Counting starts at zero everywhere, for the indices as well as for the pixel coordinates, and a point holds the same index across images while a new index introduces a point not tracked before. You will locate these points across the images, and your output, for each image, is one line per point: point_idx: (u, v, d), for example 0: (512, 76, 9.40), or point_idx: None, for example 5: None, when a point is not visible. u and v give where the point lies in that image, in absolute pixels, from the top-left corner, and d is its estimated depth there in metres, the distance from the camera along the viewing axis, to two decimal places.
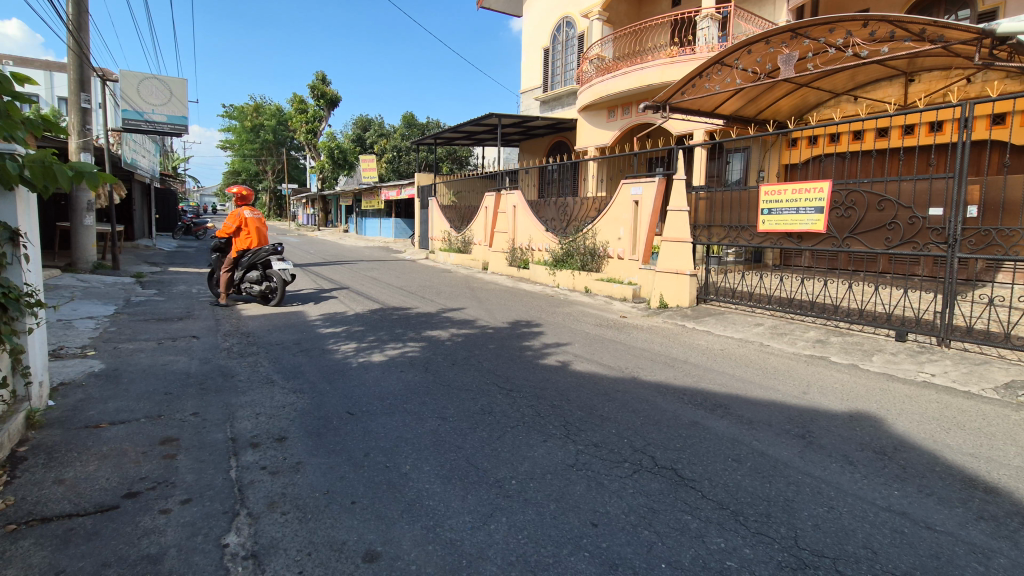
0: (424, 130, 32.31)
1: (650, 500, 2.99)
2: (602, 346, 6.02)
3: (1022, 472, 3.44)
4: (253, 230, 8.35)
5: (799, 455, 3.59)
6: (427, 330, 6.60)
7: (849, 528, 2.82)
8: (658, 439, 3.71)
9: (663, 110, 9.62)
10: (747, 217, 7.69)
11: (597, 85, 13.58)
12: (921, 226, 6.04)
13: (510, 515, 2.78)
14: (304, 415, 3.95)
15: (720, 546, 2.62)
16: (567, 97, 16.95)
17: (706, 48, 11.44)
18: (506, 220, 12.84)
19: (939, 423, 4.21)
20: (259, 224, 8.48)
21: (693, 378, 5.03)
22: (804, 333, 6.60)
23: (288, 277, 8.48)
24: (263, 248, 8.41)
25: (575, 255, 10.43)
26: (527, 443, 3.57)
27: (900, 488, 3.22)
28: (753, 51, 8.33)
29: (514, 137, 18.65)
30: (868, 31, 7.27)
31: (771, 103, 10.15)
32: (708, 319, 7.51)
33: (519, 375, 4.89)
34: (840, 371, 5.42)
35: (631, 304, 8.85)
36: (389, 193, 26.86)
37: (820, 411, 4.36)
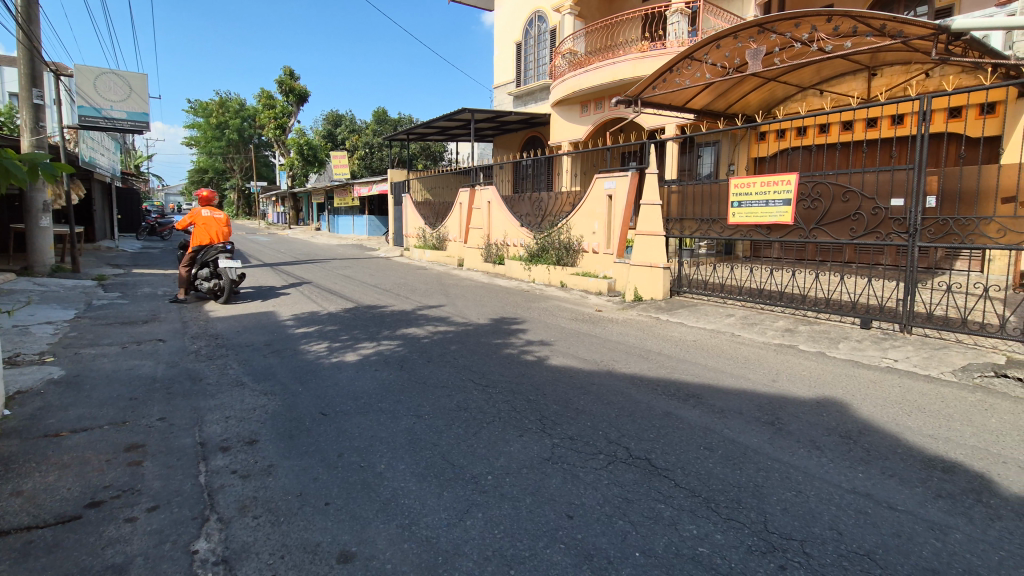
0: (396, 125, 31.90)
1: (624, 490, 3.03)
2: (578, 340, 6.06)
3: (977, 451, 3.60)
4: (206, 227, 8.40)
5: (768, 441, 3.69)
6: (402, 327, 6.55)
7: (816, 511, 2.91)
8: (632, 430, 3.76)
9: (635, 105, 9.69)
10: (718, 210, 7.83)
11: (570, 80, 13.61)
12: (883, 217, 6.23)
13: (486, 511, 2.79)
14: (276, 417, 3.89)
15: (693, 533, 2.68)
16: (540, 91, 16.97)
17: (676, 43, 11.59)
18: (481, 215, 12.82)
19: (901, 406, 4.37)
20: (211, 222, 8.44)
21: (667, 369, 5.11)
22: (773, 322, 6.77)
23: (234, 276, 8.26)
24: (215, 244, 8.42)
25: (550, 249, 10.49)
26: (503, 438, 3.58)
27: (864, 470, 3.34)
28: (721, 46, 8.42)
29: (488, 133, 18.59)
30: (832, 25, 7.42)
31: (740, 97, 10.31)
32: (681, 311, 7.63)
33: (495, 370, 4.90)
34: (808, 359, 5.57)
35: (606, 298, 8.92)
36: (362, 190, 26.52)
37: (788, 398, 4.48)
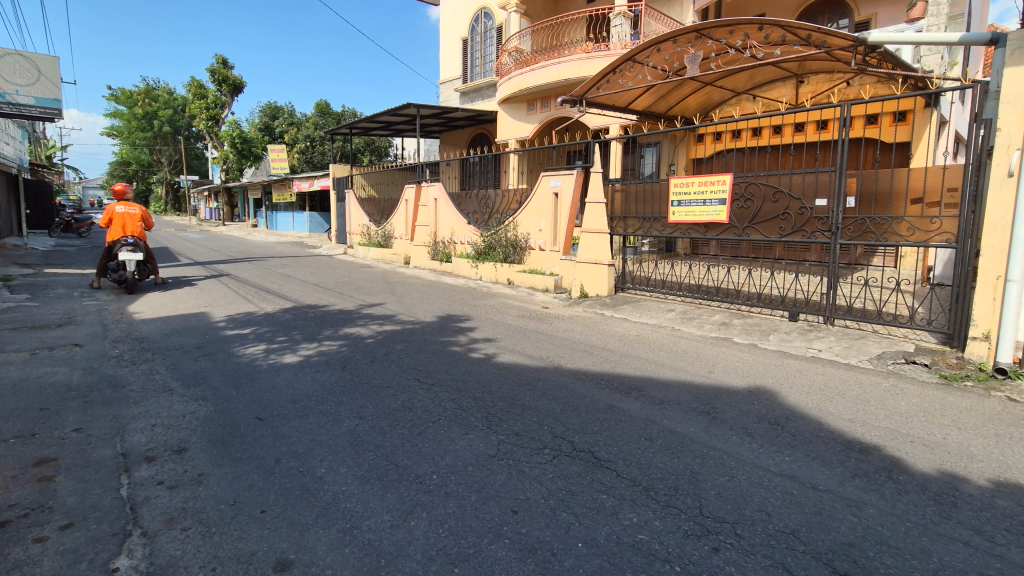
0: (340, 119, 30.89)
1: (568, 483, 3.08)
2: (524, 337, 6.11)
3: (889, 432, 3.92)
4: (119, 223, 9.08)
5: (704, 430, 3.86)
6: (345, 327, 6.40)
7: (746, 494, 3.07)
8: (577, 423, 3.84)
9: (579, 105, 9.85)
10: (659, 209, 8.07)
11: (516, 78, 13.66)
12: (808, 216, 6.65)
13: (430, 510, 2.76)
14: (207, 423, 3.70)
15: (633, 521, 2.77)
16: (487, 89, 16.95)
17: (619, 45, 11.89)
18: (427, 213, 12.67)
19: (824, 393, 4.67)
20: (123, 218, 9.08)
21: (610, 364, 5.24)
22: (710, 316, 7.08)
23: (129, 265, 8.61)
24: (124, 239, 8.94)
25: (497, 247, 10.51)
26: (449, 436, 3.56)
27: (790, 454, 3.55)
28: (661, 49, 8.67)
29: (434, 129, 18.38)
30: (763, 33, 7.81)
31: (679, 100, 10.68)
32: (625, 307, 7.84)
33: (441, 369, 4.87)
34: (741, 350, 5.86)
35: (553, 295, 9.02)
36: (303, 186, 25.66)
37: (722, 388, 4.70)
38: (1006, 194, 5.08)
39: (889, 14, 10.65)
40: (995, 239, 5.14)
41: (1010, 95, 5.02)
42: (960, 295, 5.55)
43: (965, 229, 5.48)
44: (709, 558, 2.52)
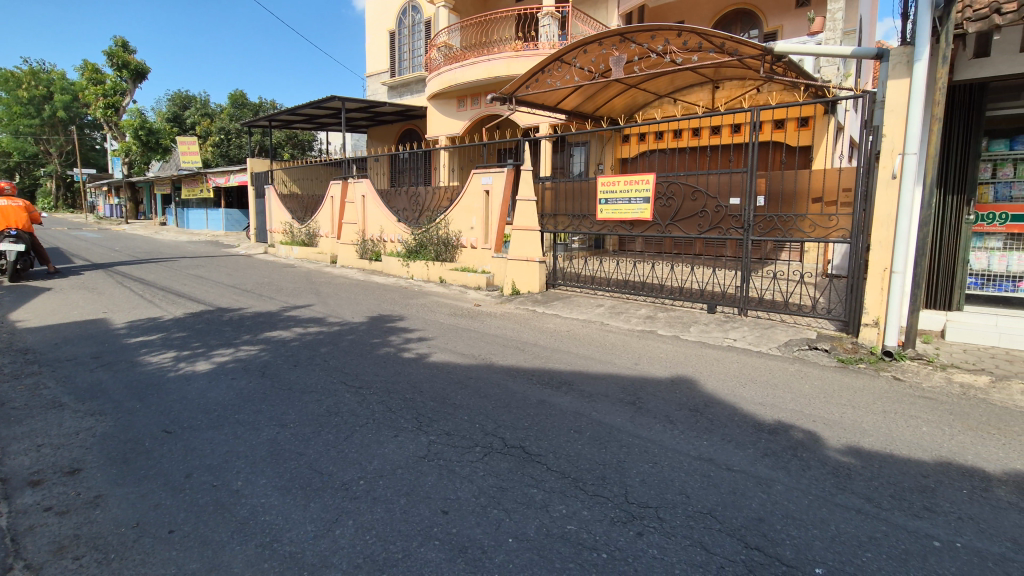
0: (257, 110, 28.85)
1: (499, 479, 3.10)
2: (457, 334, 6.09)
3: (795, 413, 4.25)
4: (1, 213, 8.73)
5: (630, 420, 4.00)
6: (267, 330, 6.07)
7: (668, 479, 3.22)
8: (508, 420, 3.86)
9: (509, 103, 9.93)
10: (588, 207, 8.32)
11: (445, 74, 13.52)
12: (724, 214, 7.07)
13: (357, 517, 2.68)
14: (106, 440, 3.38)
15: (562, 512, 2.82)
16: (416, 83, 16.68)
17: (547, 45, 12.09)
18: (354, 210, 12.29)
19: (739, 379, 5.00)
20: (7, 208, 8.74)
21: (541, 359, 5.32)
22: (637, 310, 7.37)
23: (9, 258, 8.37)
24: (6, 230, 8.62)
25: (428, 245, 10.35)
26: (377, 439, 3.47)
27: (708, 438, 3.76)
28: (587, 51, 8.87)
29: (361, 123, 17.84)
30: (682, 40, 8.20)
31: (606, 101, 10.99)
32: (556, 303, 7.99)
33: (370, 370, 4.74)
34: (665, 342, 6.14)
35: (485, 292, 9.03)
36: (218, 181, 24.15)
37: (647, 379, 4.91)
38: (890, 194, 5.67)
39: (794, 27, 11.49)
40: (882, 234, 5.73)
41: (893, 105, 5.58)
42: (854, 285, 6.12)
43: (858, 226, 6.06)
44: (634, 542, 2.62)
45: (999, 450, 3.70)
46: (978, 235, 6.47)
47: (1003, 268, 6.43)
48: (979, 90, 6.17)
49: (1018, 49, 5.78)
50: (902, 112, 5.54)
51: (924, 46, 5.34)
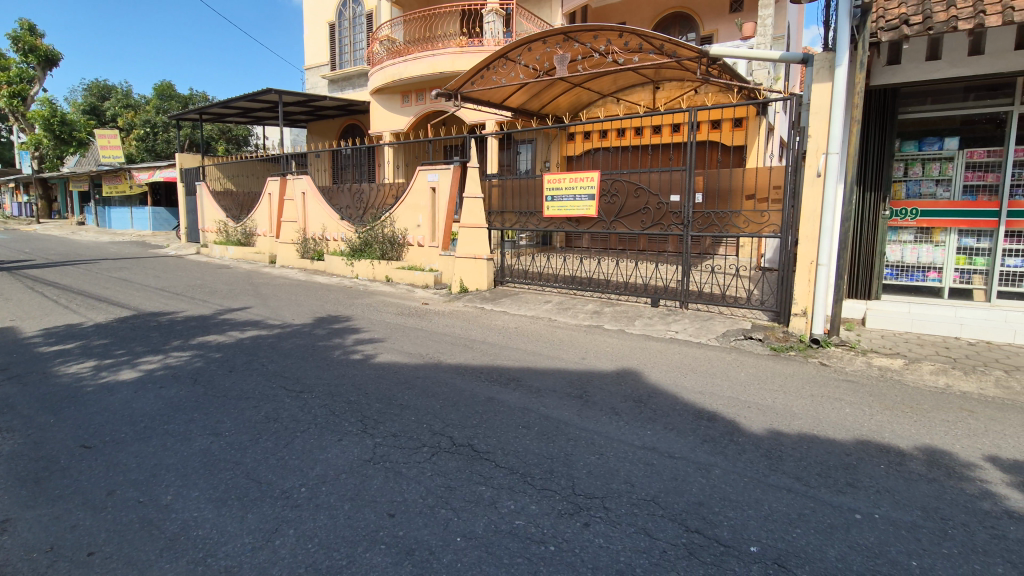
0: (186, 102, 27.19)
1: (447, 479, 3.07)
2: (404, 334, 6.00)
3: (731, 400, 4.46)
4: None
5: (577, 413, 4.07)
6: (200, 335, 5.76)
7: (614, 469, 3.30)
8: (456, 418, 3.84)
9: (455, 99, 9.85)
10: (535, 204, 8.40)
11: (389, 68, 13.25)
12: (665, 211, 7.29)
13: (298, 526, 2.59)
14: (14, 459, 3.10)
15: (510, 508, 2.84)
16: (358, 78, 16.26)
17: (492, 42, 12.10)
18: (294, 208, 11.85)
19: (680, 369, 5.19)
20: None
21: (489, 356, 5.32)
22: (584, 305, 7.50)
23: None
24: None
25: (373, 243, 10.12)
26: (320, 444, 3.37)
27: (651, 428, 3.89)
28: (532, 49, 8.91)
29: (300, 118, 17.19)
30: (623, 40, 8.41)
31: (551, 99, 11.09)
32: (504, 300, 8.02)
33: (312, 373, 4.59)
34: (611, 336, 6.28)
35: (432, 291, 8.94)
36: (143, 177, 22.65)
37: (593, 372, 5.02)
38: (816, 192, 6.03)
39: (727, 31, 12.03)
40: (809, 229, 6.09)
41: (818, 107, 5.92)
42: (785, 278, 6.49)
43: (787, 221, 6.41)
44: (580, 533, 2.67)
45: (911, 427, 4.03)
46: (893, 228, 7.01)
47: (914, 259, 6.97)
48: (891, 94, 6.67)
49: (924, 58, 6.31)
50: (826, 113, 5.90)
51: (844, 51, 5.70)
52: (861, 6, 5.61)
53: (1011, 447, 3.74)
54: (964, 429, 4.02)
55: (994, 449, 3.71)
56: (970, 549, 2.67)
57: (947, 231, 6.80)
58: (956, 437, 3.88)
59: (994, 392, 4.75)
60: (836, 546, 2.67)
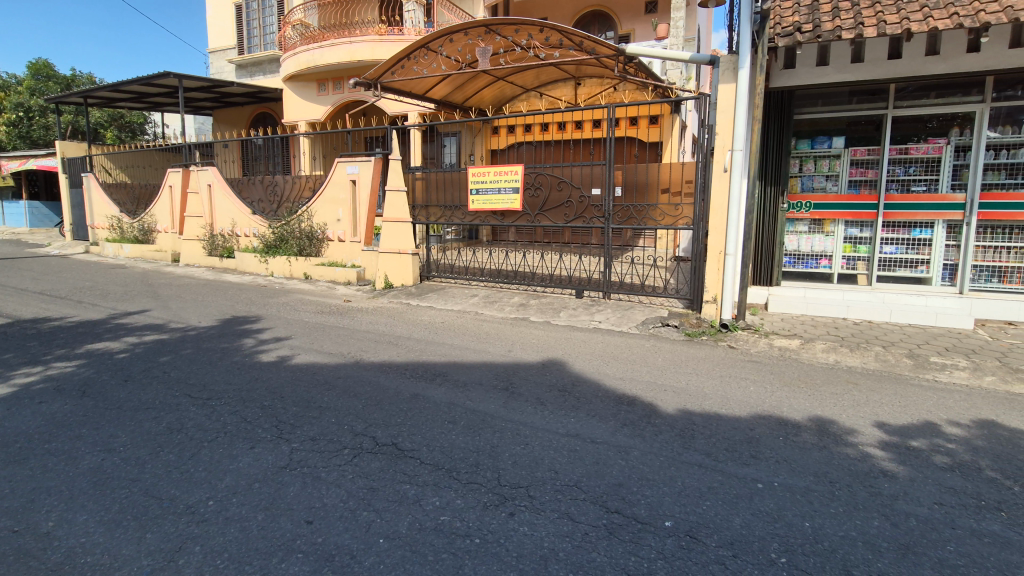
0: (68, 84, 24.41)
1: (370, 480, 2.99)
2: (324, 333, 5.76)
3: (649, 385, 4.68)
4: None
5: (504, 405, 4.11)
6: (88, 343, 5.21)
7: (539, 457, 3.37)
8: (380, 418, 3.75)
9: (374, 89, 9.53)
10: (459, 197, 8.33)
11: (302, 55, 12.60)
12: (587, 204, 7.47)
13: (205, 542, 2.43)
14: None
15: (436, 504, 2.82)
16: (269, 63, 15.34)
17: (412, 31, 11.87)
18: (199, 201, 11.03)
19: (603, 358, 5.37)
20: None
21: (415, 353, 5.24)
22: (510, 298, 7.57)
23: None
24: None
25: (289, 239, 9.62)
26: (230, 454, 3.17)
27: (574, 415, 4.00)
28: (453, 40, 8.79)
29: (205, 104, 15.96)
30: (544, 36, 8.50)
31: (475, 92, 11.02)
32: (431, 295, 7.91)
33: (222, 379, 4.30)
34: (537, 329, 6.38)
35: (355, 288, 8.66)
36: (15, 167, 20.05)
37: (520, 364, 5.09)
38: (723, 185, 6.45)
39: (643, 31, 12.52)
40: (717, 221, 6.51)
41: (724, 105, 6.32)
42: (697, 268, 6.89)
43: (699, 214, 6.80)
44: (505, 523, 2.70)
45: (805, 401, 4.43)
46: (790, 220, 7.65)
47: (808, 248, 7.66)
48: (788, 96, 7.24)
49: (815, 63, 6.89)
50: (731, 112, 6.31)
51: (746, 55, 6.10)
52: (760, 12, 6.00)
53: (887, 413, 4.21)
54: (850, 399, 4.47)
55: (875, 416, 4.15)
56: (853, 507, 2.98)
57: (835, 222, 7.49)
58: (844, 407, 4.31)
59: (875, 365, 5.33)
60: (741, 514, 2.88)
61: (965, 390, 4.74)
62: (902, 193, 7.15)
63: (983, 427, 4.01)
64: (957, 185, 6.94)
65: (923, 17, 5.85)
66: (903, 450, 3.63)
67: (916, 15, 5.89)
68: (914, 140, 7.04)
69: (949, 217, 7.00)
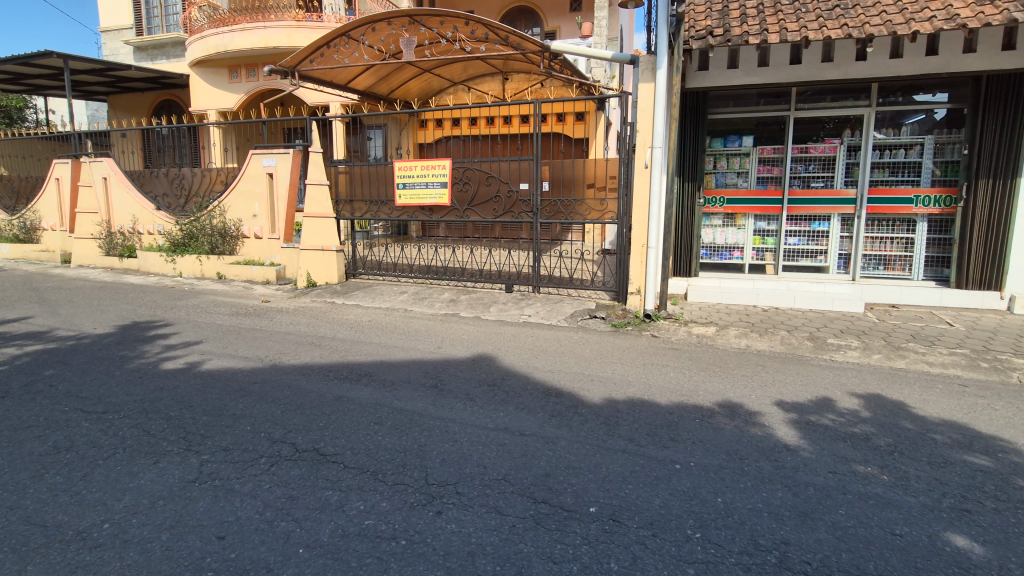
0: None
1: (289, 488, 2.87)
2: (238, 337, 5.43)
3: (576, 375, 4.80)
4: None
5: (432, 403, 4.06)
6: None
7: (467, 453, 3.36)
8: (300, 423, 3.59)
9: (292, 77, 9.08)
10: (386, 192, 8.13)
11: (211, 38, 11.77)
12: (515, 199, 7.52)
13: (100, 569, 2.23)
14: None
15: (360, 509, 2.74)
16: (173, 46, 14.19)
17: (333, 19, 11.46)
18: (93, 196, 10.05)
19: (532, 351, 5.44)
20: None
21: (340, 353, 5.07)
22: (440, 294, 7.49)
23: None
24: None
25: (199, 236, 8.96)
26: (131, 470, 2.93)
27: (503, 409, 4.03)
28: (376, 29, 8.49)
29: (98, 89, 14.50)
30: (470, 29, 8.41)
31: (400, 83, 10.75)
32: (357, 293, 7.67)
33: (121, 390, 3.95)
34: (466, 324, 6.36)
35: (275, 287, 8.23)
36: None
37: (449, 360, 5.05)
38: (644, 181, 6.72)
39: (568, 29, 12.74)
40: (640, 215, 6.76)
41: (644, 104, 6.57)
42: (622, 260, 7.13)
43: (623, 208, 7.04)
44: (433, 522, 2.68)
45: (719, 384, 4.73)
46: (706, 214, 8.11)
47: (722, 240, 8.15)
48: (703, 96, 7.61)
49: (725, 66, 7.32)
50: (650, 110, 6.57)
51: (663, 56, 6.37)
52: (676, 15, 6.28)
53: (790, 392, 4.58)
54: (758, 381, 4.82)
55: (779, 395, 4.50)
56: (759, 480, 3.22)
57: (746, 216, 8.02)
58: (753, 388, 4.64)
59: (781, 348, 5.77)
60: (660, 495, 3.02)
61: (856, 367, 5.25)
62: (804, 188, 7.77)
63: (871, 400, 4.45)
64: (849, 182, 7.63)
65: (819, 26, 6.36)
66: (804, 425, 3.96)
67: (812, 25, 6.38)
68: (813, 140, 7.65)
69: (843, 211, 7.68)
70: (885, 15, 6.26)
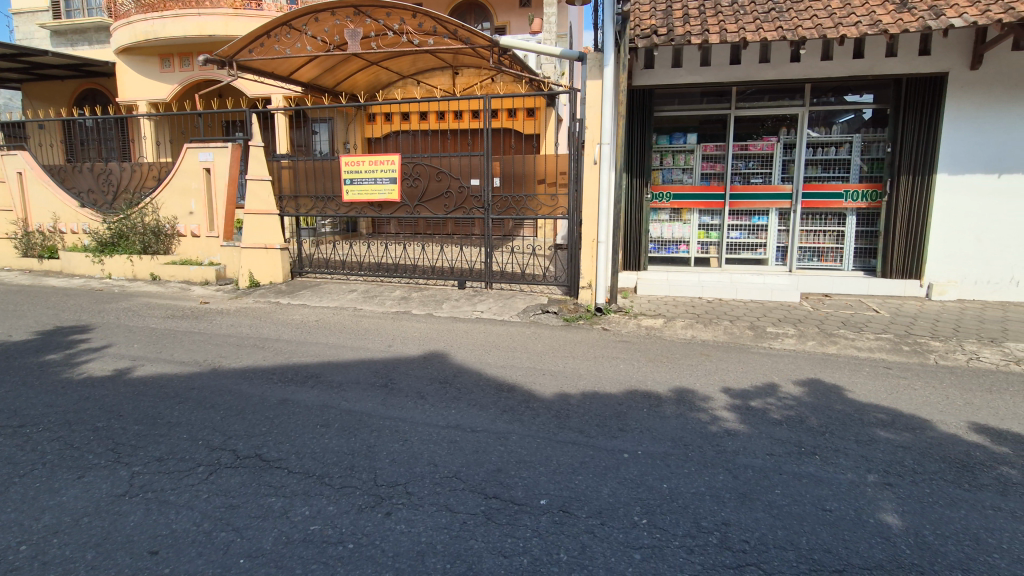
0: None
1: (229, 497, 2.75)
2: (173, 340, 5.15)
3: (528, 370, 4.84)
4: None
5: (381, 403, 3.99)
6: None
7: (417, 452, 3.33)
8: (242, 428, 3.45)
9: (229, 67, 8.66)
10: (332, 187, 7.90)
11: (139, 24, 11.06)
12: (466, 195, 7.48)
13: None
14: None
15: (305, 514, 2.67)
16: (96, 31, 13.24)
17: (273, 7, 11.00)
18: (7, 192, 9.27)
19: (484, 347, 5.44)
20: None
21: (285, 355, 4.90)
22: (391, 292, 7.36)
23: None
24: None
25: (130, 235, 8.43)
26: (52, 487, 2.74)
27: (455, 406, 4.01)
28: (319, 19, 8.20)
29: (10, 75, 13.34)
30: (417, 22, 8.25)
31: (347, 76, 10.46)
32: (304, 292, 7.43)
33: (40, 401, 3.67)
34: (418, 322, 6.29)
35: (215, 287, 7.86)
36: None
37: (400, 359, 4.98)
38: (593, 177, 6.82)
39: (518, 24, 12.76)
40: (590, 211, 6.86)
41: (592, 100, 6.65)
42: (573, 255, 7.21)
43: (573, 204, 7.11)
44: (381, 524, 2.64)
45: (666, 374, 4.88)
46: (654, 209, 8.33)
47: (669, 234, 8.40)
48: (649, 95, 7.78)
49: (670, 65, 7.55)
50: (598, 107, 6.66)
51: (610, 53, 6.47)
52: (621, 13, 6.38)
53: (732, 379, 4.79)
54: (702, 369, 5.00)
55: (721, 383, 4.70)
56: (702, 465, 3.35)
57: (691, 211, 8.29)
58: (697, 377, 4.82)
59: (724, 338, 6.01)
60: (609, 484, 3.10)
61: (792, 354, 5.54)
62: (744, 184, 8.11)
63: (806, 384, 4.71)
64: (785, 178, 8.02)
65: (756, 28, 6.63)
66: (745, 410, 4.14)
67: (750, 27, 6.64)
68: (752, 138, 7.99)
69: (780, 205, 8.07)
70: (816, 19, 6.60)
